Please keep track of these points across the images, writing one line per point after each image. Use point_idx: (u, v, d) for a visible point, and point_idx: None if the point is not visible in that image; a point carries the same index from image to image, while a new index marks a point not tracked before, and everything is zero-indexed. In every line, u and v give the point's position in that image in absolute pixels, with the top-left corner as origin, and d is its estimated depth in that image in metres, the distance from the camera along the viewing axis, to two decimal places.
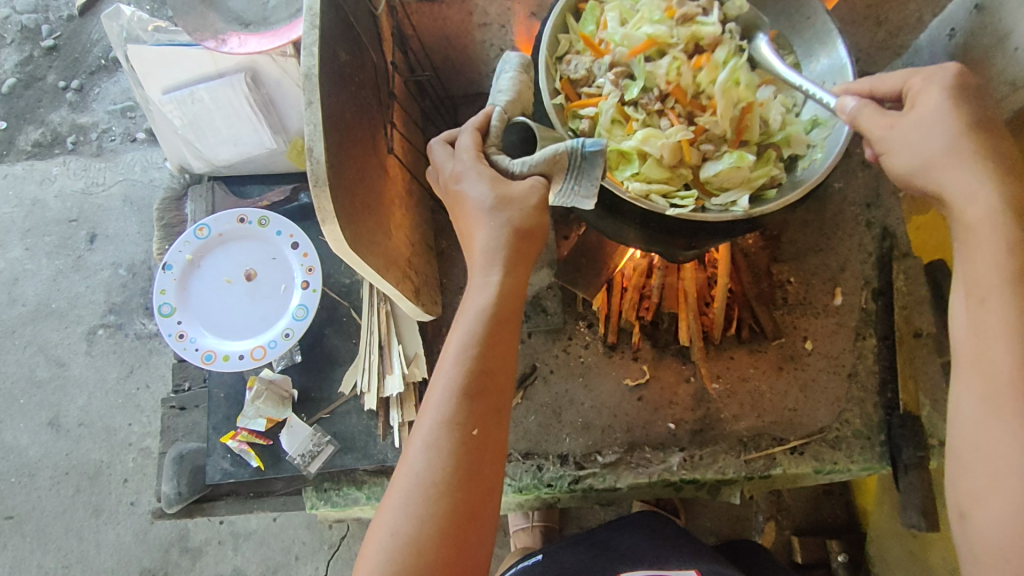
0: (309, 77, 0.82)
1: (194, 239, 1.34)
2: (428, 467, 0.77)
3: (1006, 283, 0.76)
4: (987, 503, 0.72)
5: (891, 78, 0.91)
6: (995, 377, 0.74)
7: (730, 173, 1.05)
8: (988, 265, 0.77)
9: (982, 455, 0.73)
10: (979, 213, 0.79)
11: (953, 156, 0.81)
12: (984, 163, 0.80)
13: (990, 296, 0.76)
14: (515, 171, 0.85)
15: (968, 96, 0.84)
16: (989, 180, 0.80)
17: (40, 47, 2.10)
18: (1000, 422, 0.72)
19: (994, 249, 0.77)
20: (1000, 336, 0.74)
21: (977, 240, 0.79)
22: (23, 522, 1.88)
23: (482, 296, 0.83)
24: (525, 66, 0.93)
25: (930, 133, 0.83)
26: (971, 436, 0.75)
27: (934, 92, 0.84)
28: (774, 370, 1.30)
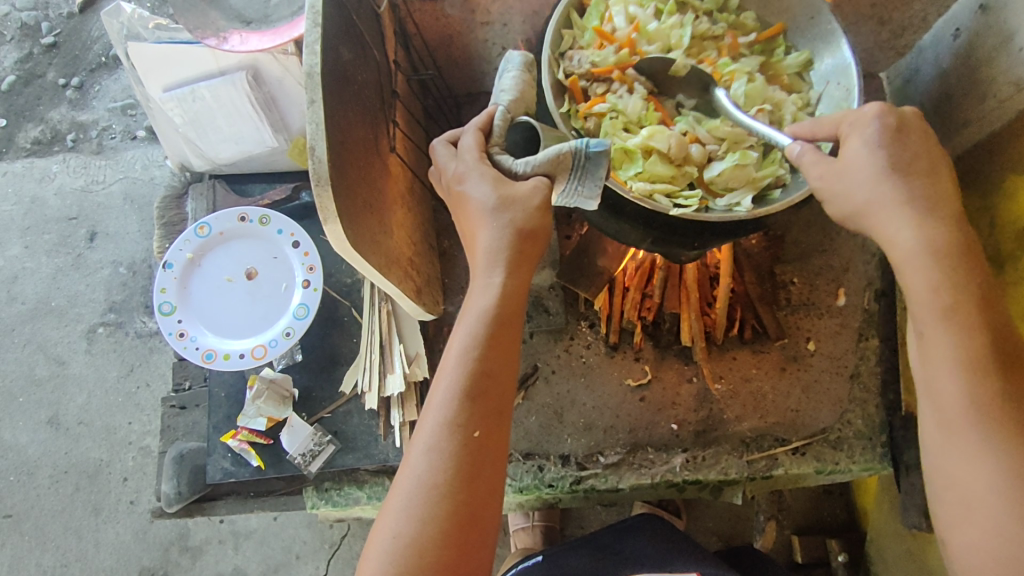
0: (311, 75, 0.81)
1: (195, 238, 1.33)
2: (430, 468, 0.76)
3: (938, 321, 0.77)
4: (961, 530, 0.74)
5: (826, 121, 0.89)
6: (948, 410, 0.76)
7: (734, 173, 1.04)
8: (920, 306, 0.78)
9: (952, 485, 0.75)
10: (904, 256, 0.79)
11: (879, 202, 0.80)
12: (909, 207, 0.79)
13: (930, 330, 0.78)
14: (519, 171, 0.84)
15: (893, 136, 0.82)
16: (912, 222, 0.79)
17: (40, 44, 2.09)
18: (957, 451, 0.75)
19: (920, 289, 0.78)
20: (948, 367, 0.76)
21: (908, 278, 0.79)
22: (23, 520, 1.88)
23: (485, 296, 0.82)
24: (528, 65, 0.92)
25: (854, 181, 0.82)
26: (939, 467, 0.77)
27: (861, 136, 0.83)
28: (777, 371, 1.29)
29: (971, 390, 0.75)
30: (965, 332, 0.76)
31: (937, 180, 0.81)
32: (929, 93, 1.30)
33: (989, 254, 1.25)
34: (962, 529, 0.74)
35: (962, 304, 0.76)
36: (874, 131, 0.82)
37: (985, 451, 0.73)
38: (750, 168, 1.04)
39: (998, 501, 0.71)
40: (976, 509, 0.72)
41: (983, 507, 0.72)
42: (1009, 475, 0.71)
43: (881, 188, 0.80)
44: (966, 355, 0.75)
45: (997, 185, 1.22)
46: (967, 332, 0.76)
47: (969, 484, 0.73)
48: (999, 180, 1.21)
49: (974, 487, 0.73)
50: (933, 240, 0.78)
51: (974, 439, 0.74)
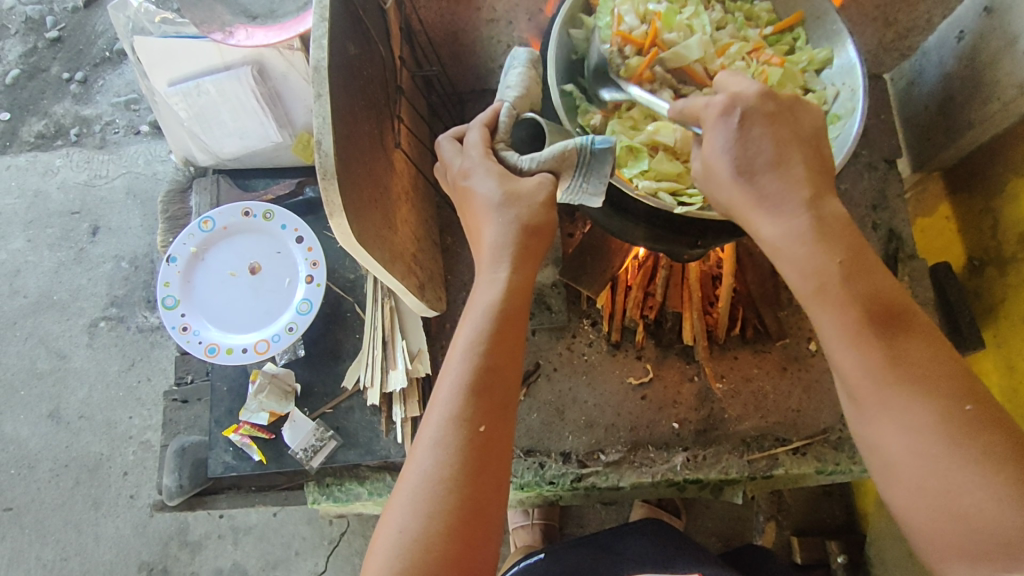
0: (318, 70, 0.81)
1: (199, 232, 1.34)
2: (435, 464, 0.76)
3: (813, 298, 0.75)
4: (894, 491, 0.72)
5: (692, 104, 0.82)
6: (846, 378, 0.74)
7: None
8: (796, 285, 0.76)
9: (873, 448, 0.73)
10: (771, 250, 0.78)
11: (736, 205, 0.79)
12: (762, 205, 0.77)
13: (812, 306, 0.76)
14: (524, 167, 0.84)
15: (733, 136, 0.77)
16: (778, 218, 0.77)
17: (44, 39, 2.10)
18: (870, 417, 0.72)
19: (792, 271, 0.76)
20: (835, 342, 0.74)
21: (780, 263, 0.78)
22: (23, 513, 1.88)
23: (490, 292, 0.82)
24: (534, 62, 0.92)
25: (713, 179, 0.81)
26: (860, 432, 0.75)
27: (712, 142, 0.79)
28: (779, 370, 1.30)
29: (861, 356, 0.72)
30: (836, 306, 0.73)
31: (790, 168, 0.77)
32: (933, 94, 1.30)
33: (992, 256, 1.25)
34: (892, 490, 0.72)
35: (832, 278, 0.74)
36: (722, 135, 0.78)
37: (891, 412, 0.70)
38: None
39: (914, 459, 0.69)
40: (897, 470, 0.71)
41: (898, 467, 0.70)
42: (917, 432, 0.69)
43: (734, 194, 0.79)
44: (846, 324, 0.73)
45: (1001, 187, 1.22)
46: (839, 305, 0.73)
47: (884, 446, 0.71)
48: (1003, 181, 1.22)
49: (891, 448, 0.71)
50: (792, 228, 0.76)
51: (873, 402, 0.72)
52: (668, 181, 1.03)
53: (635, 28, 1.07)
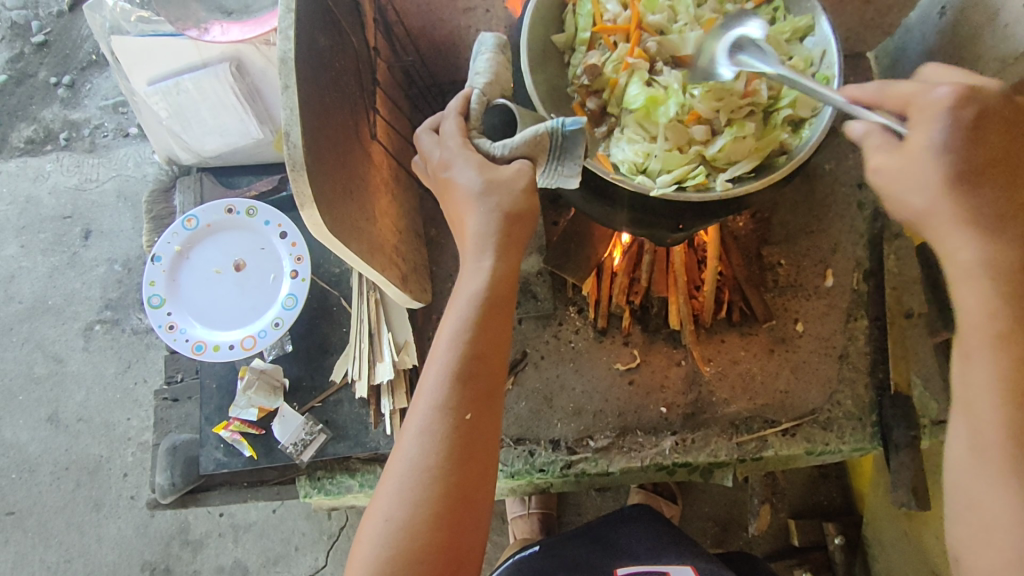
0: (285, 61, 0.81)
1: (183, 230, 1.34)
2: (421, 452, 0.77)
3: (991, 343, 0.76)
4: (976, 555, 0.75)
5: (900, 90, 0.79)
6: (981, 431, 0.76)
7: (737, 148, 1.03)
8: (973, 325, 0.78)
9: (975, 510, 0.75)
10: (964, 270, 0.77)
11: (939, 213, 0.77)
12: (974, 220, 0.75)
13: (973, 352, 0.78)
14: (498, 155, 0.84)
15: (971, 132, 0.74)
16: (980, 236, 0.76)
17: (30, 44, 2.09)
18: (986, 478, 0.75)
19: (975, 311, 0.77)
20: (984, 394, 0.76)
21: (964, 295, 0.78)
22: (24, 517, 1.89)
23: (475, 280, 0.82)
24: (503, 46, 0.92)
25: (914, 187, 0.77)
26: (965, 489, 0.77)
27: (927, 134, 0.75)
28: (765, 353, 1.30)
29: (1010, 414, 0.74)
30: (1012, 357, 0.75)
31: (1014, 184, 0.75)
32: (916, 70, 1.29)
33: None
34: (983, 552, 0.74)
35: (1018, 330, 0.75)
36: (944, 130, 0.74)
37: (1014, 478, 0.73)
38: (750, 140, 1.03)
39: (1018, 525, 0.71)
40: (995, 533, 0.73)
41: (1000, 530, 0.73)
42: None
43: (942, 200, 0.76)
44: (1004, 379, 0.75)
45: None
46: (1009, 356, 0.75)
47: (990, 508, 0.74)
48: None
49: (998, 512, 0.73)
50: (999, 258, 0.75)
51: (1003, 463, 0.74)
52: (672, 168, 1.05)
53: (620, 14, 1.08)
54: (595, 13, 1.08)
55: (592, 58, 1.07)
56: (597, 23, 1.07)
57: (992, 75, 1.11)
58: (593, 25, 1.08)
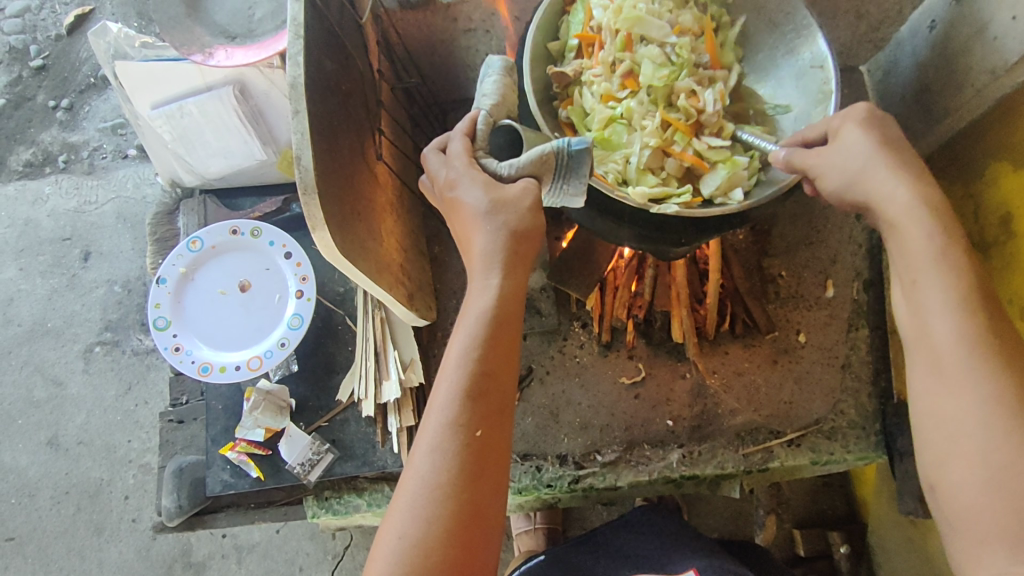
0: (294, 87, 0.83)
1: (188, 252, 1.35)
2: (433, 469, 0.77)
3: (933, 262, 0.78)
4: (948, 470, 0.74)
5: (817, 126, 0.93)
6: (938, 349, 0.76)
7: (730, 182, 1.05)
8: (915, 250, 0.80)
9: (942, 426, 0.75)
10: (901, 211, 0.81)
11: (878, 165, 0.84)
12: (900, 168, 0.83)
13: (920, 276, 0.79)
14: (504, 174, 0.85)
15: (878, 124, 0.87)
16: (907, 182, 0.82)
17: (28, 67, 2.09)
18: (949, 390, 0.75)
19: (916, 239, 0.80)
20: (937, 308, 0.77)
21: (904, 233, 0.81)
22: (24, 543, 1.88)
23: (483, 299, 0.83)
24: (508, 69, 0.94)
25: (852, 155, 0.86)
26: (929, 411, 0.76)
27: (854, 121, 0.87)
28: (769, 363, 1.31)
29: (959, 323, 0.75)
30: (956, 270, 0.77)
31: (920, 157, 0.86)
32: (908, 83, 1.31)
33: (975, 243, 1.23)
34: (954, 466, 0.73)
35: (953, 245, 0.78)
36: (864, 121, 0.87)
37: (972, 381, 0.73)
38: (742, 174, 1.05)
39: (978, 429, 0.71)
40: (960, 443, 0.73)
41: (966, 436, 0.72)
42: (994, 405, 0.71)
43: (879, 156, 0.84)
44: (956, 292, 0.76)
45: (980, 171, 1.20)
46: (956, 272, 0.77)
47: (956, 420, 0.74)
48: (981, 167, 1.20)
49: (964, 420, 0.73)
50: (927, 198, 0.81)
51: (958, 370, 0.74)
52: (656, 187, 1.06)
53: (606, 24, 1.08)
54: (585, 20, 1.09)
55: (569, 68, 1.09)
56: (585, 30, 1.09)
57: (984, 87, 1.13)
58: (583, 33, 1.10)
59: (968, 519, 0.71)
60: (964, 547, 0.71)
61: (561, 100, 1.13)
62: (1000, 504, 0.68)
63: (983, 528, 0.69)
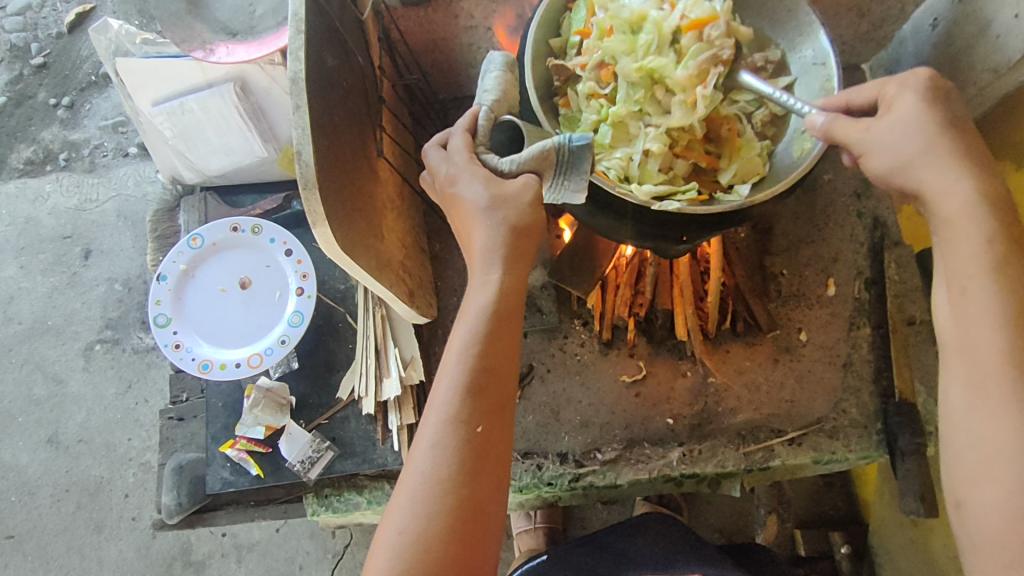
0: (295, 82, 0.83)
1: (188, 249, 1.34)
2: (434, 465, 0.77)
3: (990, 271, 0.77)
4: (977, 489, 0.74)
5: (865, 90, 0.90)
6: (981, 365, 0.75)
7: (746, 170, 1.08)
8: (970, 254, 0.78)
9: (976, 446, 0.75)
10: (960, 208, 0.79)
11: (936, 154, 0.81)
12: (962, 161, 0.80)
13: (970, 285, 0.78)
14: (505, 170, 0.85)
15: (940, 102, 0.84)
16: (967, 176, 0.80)
17: (29, 65, 2.09)
18: (988, 409, 0.74)
19: (973, 244, 0.78)
20: (984, 323, 0.76)
21: (956, 232, 0.80)
22: (24, 541, 1.88)
23: (483, 294, 0.82)
24: (510, 65, 0.94)
25: (908, 135, 0.83)
26: (964, 427, 0.76)
27: (912, 95, 0.84)
28: (770, 362, 1.30)
29: (1008, 343, 0.74)
30: (1011, 281, 0.76)
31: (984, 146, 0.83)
32: None
33: None
34: (983, 486, 0.73)
35: (1012, 255, 0.76)
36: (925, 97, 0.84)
37: (1013, 404, 0.72)
38: (757, 163, 1.08)
39: (1015, 453, 0.71)
40: (994, 464, 0.72)
41: (1001, 460, 0.72)
42: None
43: (940, 145, 0.81)
44: (1008, 309, 0.75)
45: None
46: (1012, 285, 0.76)
47: (990, 439, 0.73)
48: None
49: (1000, 443, 0.72)
50: (986, 196, 0.79)
51: (1000, 392, 0.73)
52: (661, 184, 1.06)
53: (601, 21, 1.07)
54: (587, 16, 1.09)
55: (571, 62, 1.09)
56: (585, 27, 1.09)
57: (986, 85, 1.13)
58: (583, 29, 1.09)
59: (995, 541, 0.71)
60: (985, 568, 0.72)
61: (561, 95, 1.12)
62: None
63: (1011, 551, 0.70)
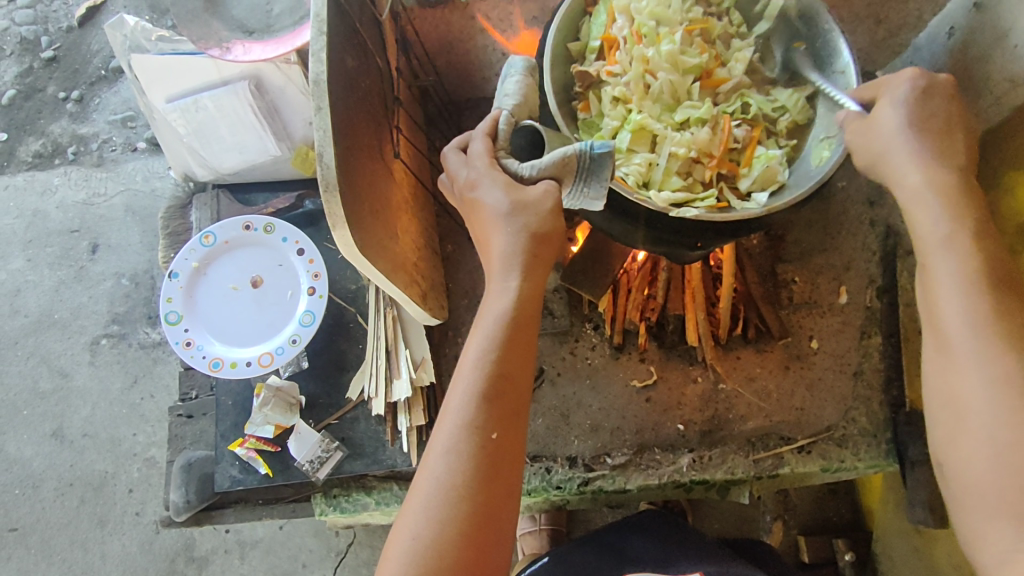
0: (317, 83, 0.82)
1: (200, 247, 1.34)
2: (449, 471, 0.76)
3: (943, 245, 0.79)
4: (956, 446, 0.75)
5: (870, 88, 0.93)
6: (945, 330, 0.77)
7: (766, 177, 1.07)
8: (926, 231, 0.81)
9: (949, 405, 0.76)
10: (913, 192, 0.83)
11: (897, 146, 0.85)
12: (921, 149, 0.84)
13: (931, 258, 0.80)
14: (525, 175, 0.84)
15: (920, 100, 0.86)
16: (924, 164, 0.83)
17: (39, 59, 2.09)
18: (956, 368, 0.75)
19: (926, 222, 0.81)
20: (944, 287, 0.78)
21: (916, 215, 0.83)
22: (28, 534, 1.88)
23: (501, 301, 0.82)
24: (530, 69, 0.94)
25: (877, 131, 0.87)
26: (940, 389, 0.77)
27: (891, 93, 0.87)
28: (781, 369, 1.30)
29: (968, 304, 0.76)
30: (964, 252, 0.78)
31: (952, 138, 0.85)
32: None
33: None
34: (959, 445, 0.74)
35: (966, 228, 0.79)
36: (903, 95, 0.86)
37: (979, 359, 0.74)
38: (777, 169, 1.06)
39: (985, 406, 0.72)
40: (966, 419, 0.74)
41: (972, 415, 0.73)
42: (999, 382, 0.72)
43: (901, 138, 0.84)
44: (966, 272, 0.77)
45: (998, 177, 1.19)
46: (965, 253, 0.78)
47: (961, 396, 0.74)
48: (998, 176, 1.20)
49: (968, 399, 0.74)
50: (942, 180, 0.82)
51: (963, 353, 0.75)
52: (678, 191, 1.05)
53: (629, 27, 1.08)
54: (607, 22, 1.09)
55: (591, 68, 1.09)
56: (605, 32, 1.08)
57: (1003, 95, 1.12)
58: (604, 34, 1.09)
59: (975, 493, 0.72)
60: (968, 522, 0.73)
61: (579, 100, 1.12)
62: (1006, 481, 0.69)
63: (989, 500, 0.70)
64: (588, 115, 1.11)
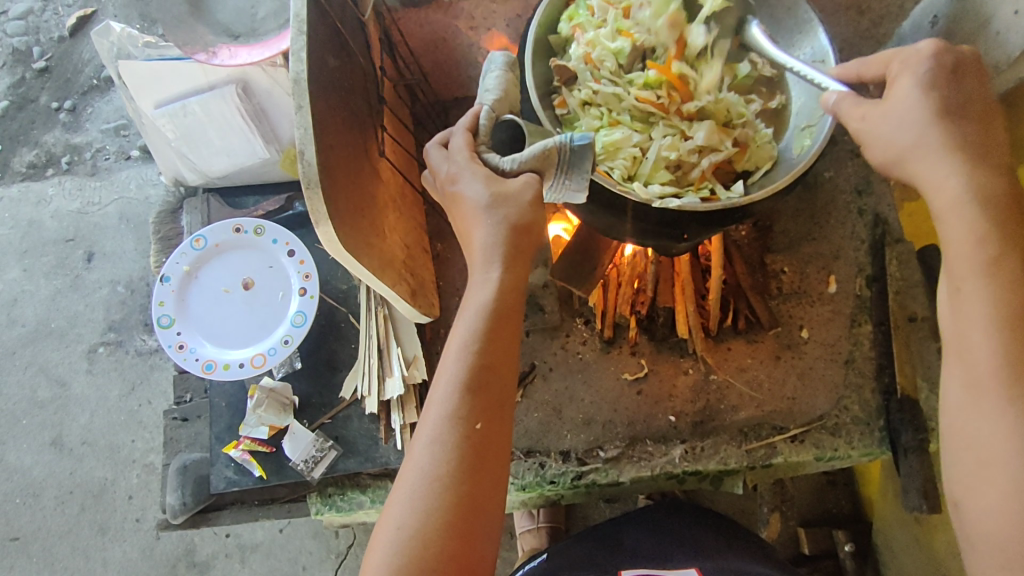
0: (298, 82, 0.84)
1: (191, 250, 1.35)
2: (433, 462, 0.77)
3: (982, 272, 0.77)
4: (975, 492, 0.74)
5: (874, 63, 0.88)
6: (976, 367, 0.75)
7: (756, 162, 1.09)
8: (962, 253, 0.78)
9: (971, 449, 0.75)
10: (950, 204, 0.79)
11: (928, 146, 0.81)
12: (958, 151, 0.80)
13: (967, 286, 0.78)
14: (506, 168, 0.85)
15: (944, 83, 0.82)
16: (962, 169, 0.79)
17: (32, 69, 2.10)
18: (983, 413, 0.74)
19: (961, 236, 0.78)
20: (978, 324, 0.76)
21: (949, 229, 0.80)
22: (29, 542, 1.88)
23: (484, 292, 0.83)
24: (511, 64, 0.94)
25: (902, 125, 0.83)
26: (961, 429, 0.76)
27: (909, 82, 0.83)
28: (772, 359, 1.31)
29: (1002, 345, 0.74)
30: (1003, 282, 0.76)
31: (989, 131, 0.81)
32: None
33: None
34: (980, 488, 0.73)
35: (1007, 252, 0.76)
36: (925, 83, 0.82)
37: (1009, 408, 0.72)
38: (767, 151, 1.09)
39: (1012, 457, 0.71)
40: (990, 466, 0.73)
41: (999, 465, 0.72)
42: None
43: (929, 134, 0.81)
44: (1002, 310, 0.75)
45: None
46: (1006, 285, 0.75)
47: (985, 443, 0.73)
48: None
49: (994, 446, 0.73)
50: (983, 188, 0.78)
51: (993, 395, 0.73)
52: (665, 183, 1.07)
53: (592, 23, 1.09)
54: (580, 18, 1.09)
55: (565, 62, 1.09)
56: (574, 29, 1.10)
57: None
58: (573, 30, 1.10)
59: (992, 542, 0.71)
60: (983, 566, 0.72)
61: (558, 93, 1.12)
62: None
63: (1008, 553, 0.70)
64: (568, 110, 1.11)
